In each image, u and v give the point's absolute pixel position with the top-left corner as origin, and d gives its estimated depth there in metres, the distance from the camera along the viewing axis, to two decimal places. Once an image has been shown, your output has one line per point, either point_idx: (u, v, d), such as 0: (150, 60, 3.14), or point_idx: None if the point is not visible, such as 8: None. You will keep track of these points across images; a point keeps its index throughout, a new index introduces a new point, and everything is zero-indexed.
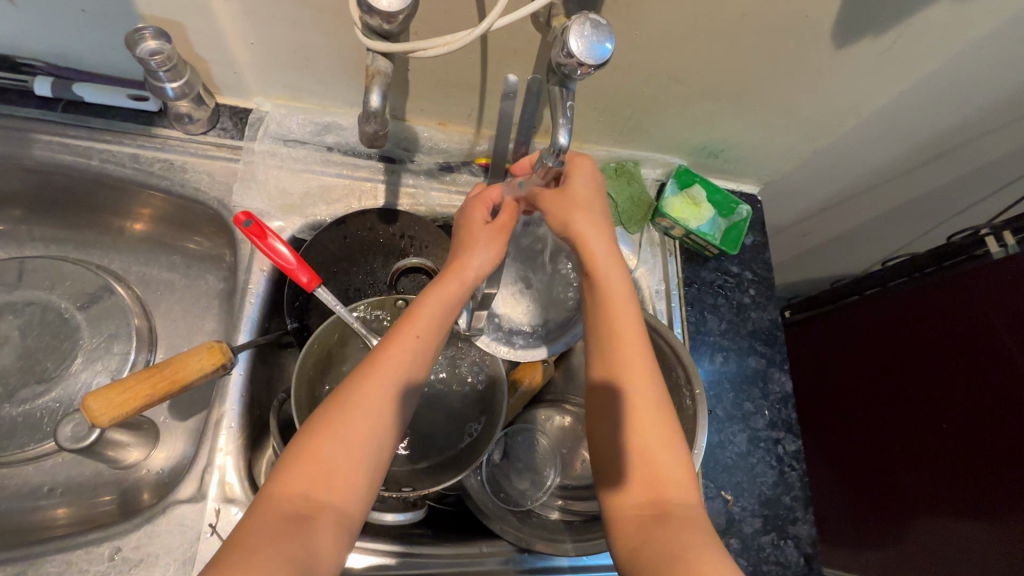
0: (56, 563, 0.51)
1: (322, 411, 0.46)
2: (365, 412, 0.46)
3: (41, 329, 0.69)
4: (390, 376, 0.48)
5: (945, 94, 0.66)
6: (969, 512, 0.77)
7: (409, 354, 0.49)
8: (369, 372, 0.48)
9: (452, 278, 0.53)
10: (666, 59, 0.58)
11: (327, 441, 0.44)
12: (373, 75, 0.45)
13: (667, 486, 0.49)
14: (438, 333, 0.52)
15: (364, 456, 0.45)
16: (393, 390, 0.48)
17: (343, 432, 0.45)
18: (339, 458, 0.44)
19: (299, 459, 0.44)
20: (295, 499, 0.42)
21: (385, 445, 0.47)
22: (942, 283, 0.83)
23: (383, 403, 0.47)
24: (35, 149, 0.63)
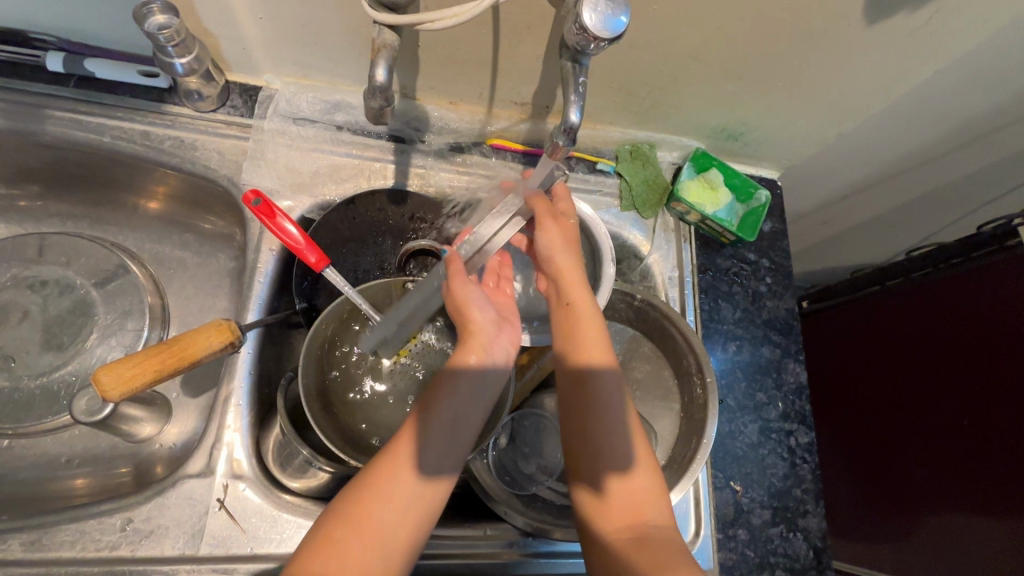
0: (69, 532, 0.52)
1: (350, 495, 0.48)
2: (394, 499, 0.47)
3: (57, 304, 0.70)
4: (417, 466, 0.48)
5: (984, 74, 0.62)
6: (987, 509, 0.75)
7: (438, 445, 0.49)
8: (398, 457, 0.48)
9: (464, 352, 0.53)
10: (686, 36, 0.56)
11: (353, 524, 0.46)
12: (379, 49, 0.44)
13: (644, 506, 0.52)
14: (466, 417, 0.51)
15: (393, 545, 0.46)
16: (421, 479, 0.48)
17: (371, 520, 0.46)
18: (366, 543, 0.45)
19: (328, 540, 0.45)
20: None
21: (414, 534, 0.47)
22: (970, 274, 0.80)
23: (413, 492, 0.48)
24: (49, 125, 0.63)
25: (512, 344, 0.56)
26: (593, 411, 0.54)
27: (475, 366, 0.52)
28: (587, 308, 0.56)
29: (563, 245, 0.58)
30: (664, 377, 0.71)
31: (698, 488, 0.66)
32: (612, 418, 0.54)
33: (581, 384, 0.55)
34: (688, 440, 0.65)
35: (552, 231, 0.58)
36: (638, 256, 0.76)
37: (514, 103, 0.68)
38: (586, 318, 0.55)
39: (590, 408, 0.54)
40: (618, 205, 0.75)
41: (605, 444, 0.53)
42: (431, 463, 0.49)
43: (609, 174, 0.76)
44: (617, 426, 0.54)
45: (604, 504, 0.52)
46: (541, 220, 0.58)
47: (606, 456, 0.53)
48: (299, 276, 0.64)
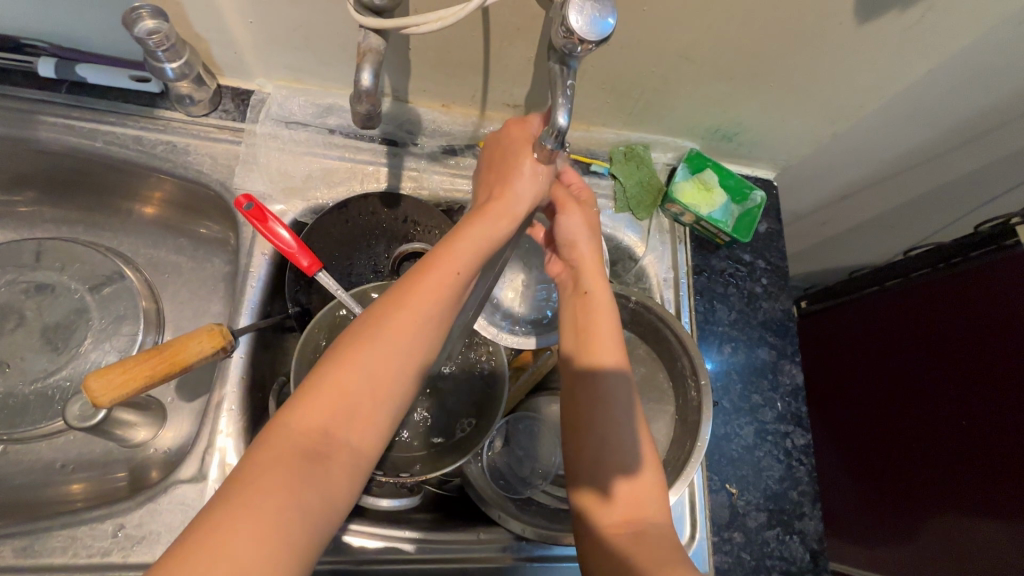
0: (61, 538, 0.52)
1: (342, 345, 0.41)
2: (395, 347, 0.41)
3: (52, 309, 0.70)
4: (422, 317, 0.42)
5: (979, 72, 0.62)
6: (987, 510, 0.75)
7: (440, 296, 0.43)
8: (404, 309, 0.42)
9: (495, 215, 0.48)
10: (677, 36, 0.56)
11: (346, 375, 0.39)
12: (364, 52, 0.44)
13: (641, 505, 0.51)
14: (473, 268, 0.46)
15: (388, 404, 0.41)
16: (426, 333, 0.43)
17: (366, 371, 0.40)
18: (362, 396, 0.39)
19: (319, 388, 0.39)
20: (310, 437, 0.37)
21: (409, 392, 0.42)
22: (968, 274, 0.79)
23: (416, 343, 0.42)
24: (41, 131, 0.63)
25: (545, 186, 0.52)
26: (599, 402, 0.53)
27: (502, 227, 0.48)
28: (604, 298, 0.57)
29: (585, 231, 0.58)
30: (659, 380, 0.71)
31: (693, 491, 0.66)
32: (617, 411, 0.53)
33: (587, 374, 0.54)
34: (682, 443, 0.65)
35: (576, 216, 0.58)
36: (632, 258, 0.76)
37: (506, 105, 0.67)
38: (602, 307, 0.56)
39: (598, 397, 0.54)
40: (612, 206, 0.75)
41: (608, 438, 0.52)
42: (435, 317, 0.43)
43: (603, 175, 0.76)
44: (621, 421, 0.53)
45: (597, 506, 0.51)
46: (564, 205, 0.58)
47: (608, 451, 0.52)
48: (292, 280, 0.64)
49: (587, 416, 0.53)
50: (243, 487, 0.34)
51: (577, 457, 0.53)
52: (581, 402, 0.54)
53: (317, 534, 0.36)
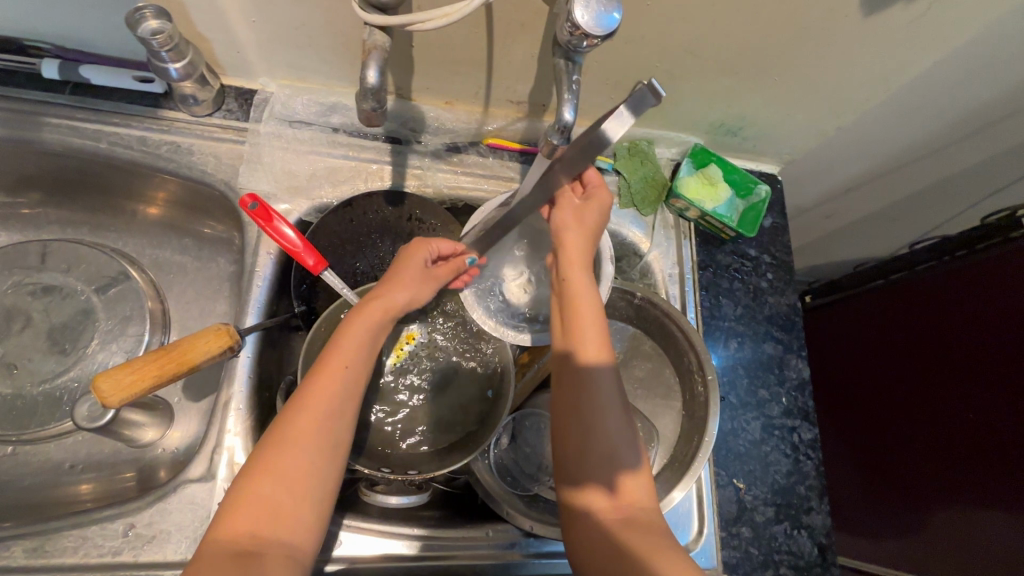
0: (72, 538, 0.52)
1: (255, 458, 0.46)
2: (301, 443, 0.47)
3: (59, 310, 0.70)
4: (319, 412, 0.48)
5: (985, 64, 0.62)
6: (993, 501, 0.75)
7: (331, 394, 0.49)
8: (303, 409, 0.48)
9: (373, 311, 0.55)
10: (682, 30, 0.56)
11: (262, 477, 0.45)
12: (369, 50, 0.44)
13: (634, 506, 0.52)
14: (360, 369, 0.52)
15: (308, 493, 0.46)
16: (329, 425, 0.48)
17: (280, 469, 0.45)
18: (280, 493, 0.45)
19: (240, 496, 0.44)
20: (240, 539, 0.42)
21: (327, 481, 0.47)
22: (976, 267, 0.79)
23: (322, 437, 0.48)
24: (46, 133, 0.63)
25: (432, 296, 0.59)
26: (587, 397, 0.54)
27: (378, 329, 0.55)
28: (584, 294, 0.55)
29: (578, 239, 0.56)
30: (665, 375, 0.71)
31: (701, 487, 0.66)
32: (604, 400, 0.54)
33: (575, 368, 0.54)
34: (689, 438, 0.65)
35: (566, 216, 0.56)
36: (637, 254, 0.75)
37: (510, 102, 0.67)
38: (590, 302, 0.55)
39: (586, 392, 0.54)
40: (617, 203, 0.75)
41: (595, 428, 0.53)
42: (335, 410, 0.49)
43: (608, 171, 0.75)
44: (609, 414, 0.53)
45: (597, 506, 0.52)
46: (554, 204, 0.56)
47: (603, 452, 0.53)
48: (298, 279, 0.64)
49: (574, 412, 0.54)
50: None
51: (561, 429, 0.54)
52: (569, 391, 0.54)
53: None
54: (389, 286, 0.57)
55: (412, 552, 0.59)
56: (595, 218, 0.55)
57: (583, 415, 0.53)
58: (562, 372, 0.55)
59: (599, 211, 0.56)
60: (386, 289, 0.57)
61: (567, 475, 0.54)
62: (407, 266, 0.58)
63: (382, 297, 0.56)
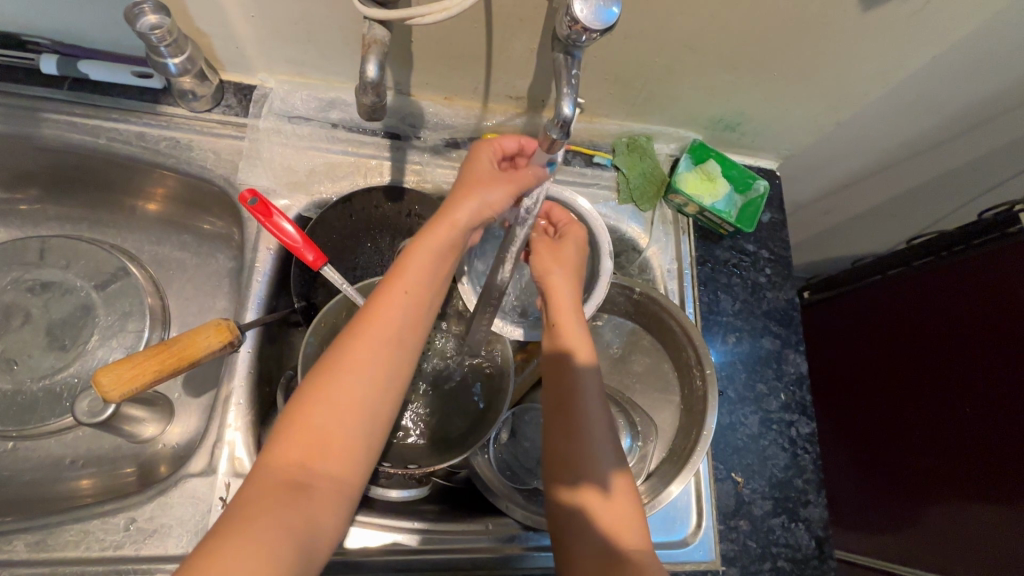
0: (74, 532, 0.53)
1: (310, 386, 0.46)
2: (357, 375, 0.46)
3: (58, 306, 0.70)
4: (377, 344, 0.47)
5: (983, 59, 0.62)
6: (989, 496, 0.75)
7: (389, 327, 0.48)
8: (363, 339, 0.47)
9: (444, 222, 0.51)
10: (681, 25, 0.56)
11: (318, 408, 0.45)
12: (369, 45, 0.44)
13: (623, 507, 0.52)
14: (424, 295, 0.50)
15: (360, 433, 0.46)
16: (389, 358, 0.48)
17: (338, 400, 0.45)
18: (333, 426, 0.45)
19: (297, 422, 0.45)
20: (293, 467, 0.43)
21: (381, 417, 0.47)
22: (973, 261, 0.79)
23: (377, 373, 0.47)
24: (45, 128, 0.63)
25: (507, 200, 0.54)
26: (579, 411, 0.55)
27: (446, 245, 0.51)
28: (570, 318, 0.56)
29: (556, 266, 0.58)
30: (664, 370, 0.71)
31: (699, 481, 0.66)
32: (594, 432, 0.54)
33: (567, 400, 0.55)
34: (687, 432, 0.66)
35: (541, 253, 0.59)
36: (636, 249, 0.76)
37: (509, 97, 0.67)
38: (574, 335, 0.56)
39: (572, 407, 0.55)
40: (616, 198, 0.75)
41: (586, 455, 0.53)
42: (392, 344, 0.48)
43: (607, 167, 0.76)
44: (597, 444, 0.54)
45: (595, 511, 0.52)
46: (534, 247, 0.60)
47: (591, 459, 0.53)
48: (297, 275, 0.64)
49: (565, 439, 0.54)
50: (238, 517, 0.40)
51: (553, 455, 0.55)
52: (559, 425, 0.55)
53: (315, 553, 0.42)
54: (456, 197, 0.52)
55: (412, 544, 0.60)
56: (572, 256, 0.59)
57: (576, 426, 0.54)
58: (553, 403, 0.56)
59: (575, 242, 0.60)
60: (453, 201, 0.52)
61: (564, 476, 0.53)
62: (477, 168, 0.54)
63: (447, 211, 0.52)
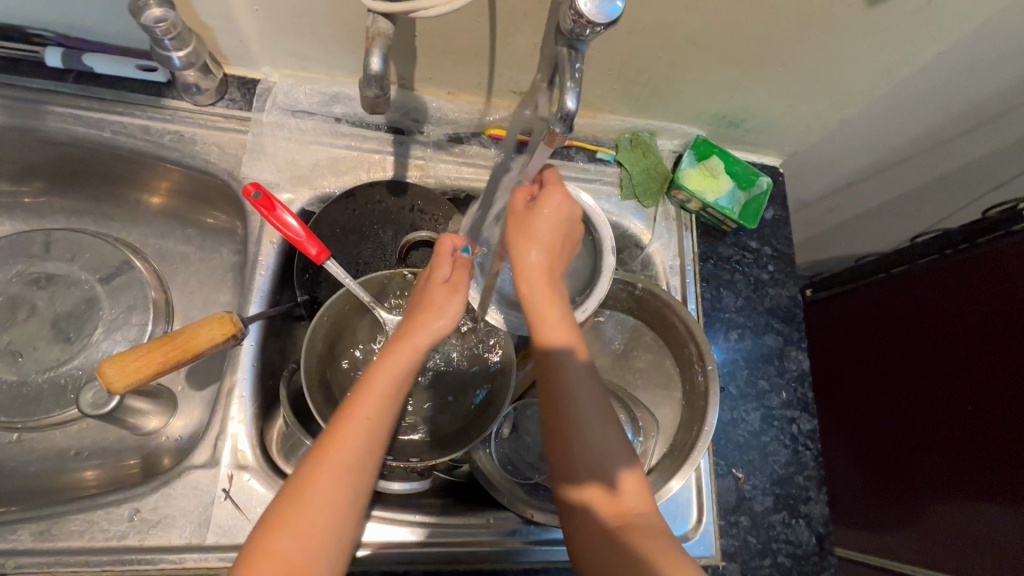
0: (78, 522, 0.53)
1: (272, 508, 0.46)
2: (320, 500, 0.46)
3: (63, 299, 0.71)
4: (338, 467, 0.47)
5: (989, 55, 0.61)
6: (991, 494, 0.75)
7: (352, 448, 0.48)
8: (320, 467, 0.47)
9: (404, 347, 0.51)
10: (685, 20, 0.55)
11: (279, 532, 0.45)
12: (373, 37, 0.44)
13: (629, 491, 0.52)
14: (385, 416, 0.50)
15: (325, 548, 0.45)
16: (348, 480, 0.47)
17: (298, 525, 0.45)
18: (296, 550, 0.44)
19: (257, 552, 0.44)
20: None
21: (343, 537, 0.47)
22: (978, 259, 0.79)
23: (339, 490, 0.47)
24: (49, 121, 0.63)
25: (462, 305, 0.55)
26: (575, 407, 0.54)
27: (407, 366, 0.51)
28: (553, 311, 0.53)
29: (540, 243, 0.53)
30: (666, 366, 0.71)
31: (700, 476, 0.66)
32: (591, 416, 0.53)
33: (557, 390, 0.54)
34: (689, 428, 0.66)
35: (521, 227, 0.53)
36: (638, 246, 0.76)
37: (512, 93, 0.67)
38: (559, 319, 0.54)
39: (566, 402, 0.53)
40: (619, 194, 0.75)
41: (586, 441, 0.53)
42: (355, 463, 0.48)
43: (610, 163, 0.76)
44: (596, 420, 0.54)
45: (597, 503, 0.52)
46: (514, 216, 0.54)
47: (592, 448, 0.53)
48: (300, 269, 0.64)
49: (561, 429, 0.53)
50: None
51: (552, 446, 0.54)
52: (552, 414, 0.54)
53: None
54: (412, 322, 0.53)
55: (417, 538, 0.60)
56: (553, 230, 0.53)
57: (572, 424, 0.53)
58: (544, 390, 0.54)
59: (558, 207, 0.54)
60: (410, 325, 0.53)
61: (566, 475, 0.53)
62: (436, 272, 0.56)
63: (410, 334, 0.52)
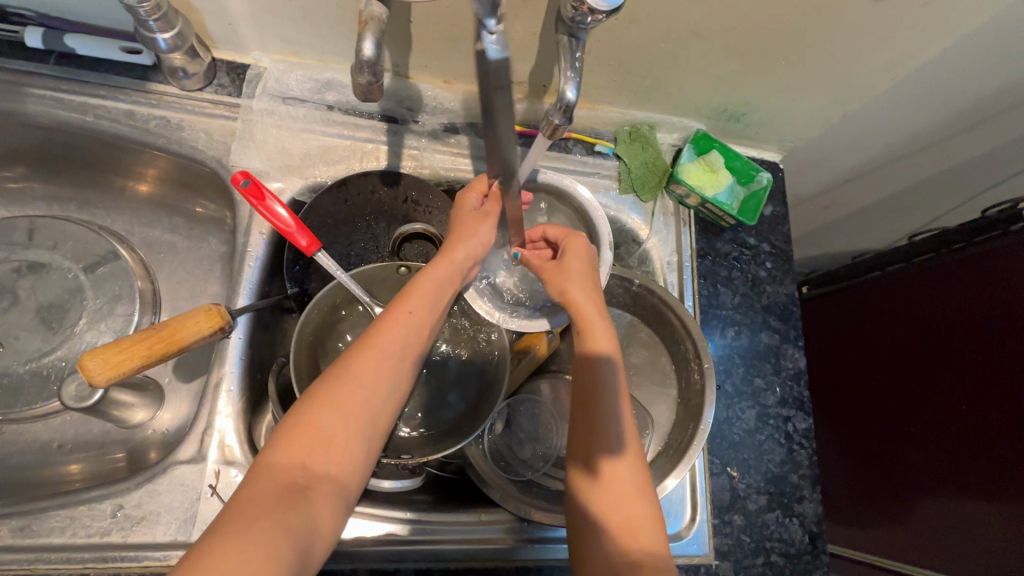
0: (60, 518, 0.52)
1: (312, 392, 0.47)
2: (362, 388, 0.47)
3: (45, 288, 0.69)
4: (386, 354, 0.49)
5: (994, 51, 0.60)
6: (984, 495, 0.75)
7: (399, 340, 0.50)
8: (370, 352, 0.49)
9: (444, 260, 0.55)
10: (688, 10, 0.54)
11: (323, 411, 0.45)
12: (366, 21, 0.42)
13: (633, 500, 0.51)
14: (425, 317, 0.53)
15: (361, 437, 0.46)
16: (393, 370, 0.49)
17: (341, 404, 0.46)
18: (336, 433, 0.45)
19: (298, 428, 0.44)
20: (293, 474, 0.43)
21: (379, 427, 0.48)
22: (977, 259, 0.78)
23: (382, 384, 0.48)
24: (29, 104, 0.61)
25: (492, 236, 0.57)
26: (603, 386, 0.54)
27: (447, 271, 0.55)
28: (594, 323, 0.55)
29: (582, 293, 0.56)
30: (662, 363, 0.70)
31: (694, 475, 0.66)
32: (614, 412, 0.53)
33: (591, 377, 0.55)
34: (684, 426, 0.65)
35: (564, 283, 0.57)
36: (636, 241, 0.75)
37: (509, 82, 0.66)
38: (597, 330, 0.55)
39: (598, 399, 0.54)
40: (617, 188, 0.74)
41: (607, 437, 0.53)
42: (399, 355, 0.50)
43: (608, 156, 0.74)
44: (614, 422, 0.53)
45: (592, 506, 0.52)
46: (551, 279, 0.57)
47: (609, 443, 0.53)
48: (290, 260, 0.63)
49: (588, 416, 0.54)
50: (234, 524, 0.39)
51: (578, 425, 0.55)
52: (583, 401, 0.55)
53: (310, 558, 0.41)
54: (453, 237, 0.56)
55: (400, 535, 0.59)
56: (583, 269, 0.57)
57: (598, 400, 0.54)
58: (580, 379, 0.56)
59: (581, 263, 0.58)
60: (451, 240, 0.56)
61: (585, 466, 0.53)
62: (461, 211, 0.57)
63: (448, 253, 0.55)
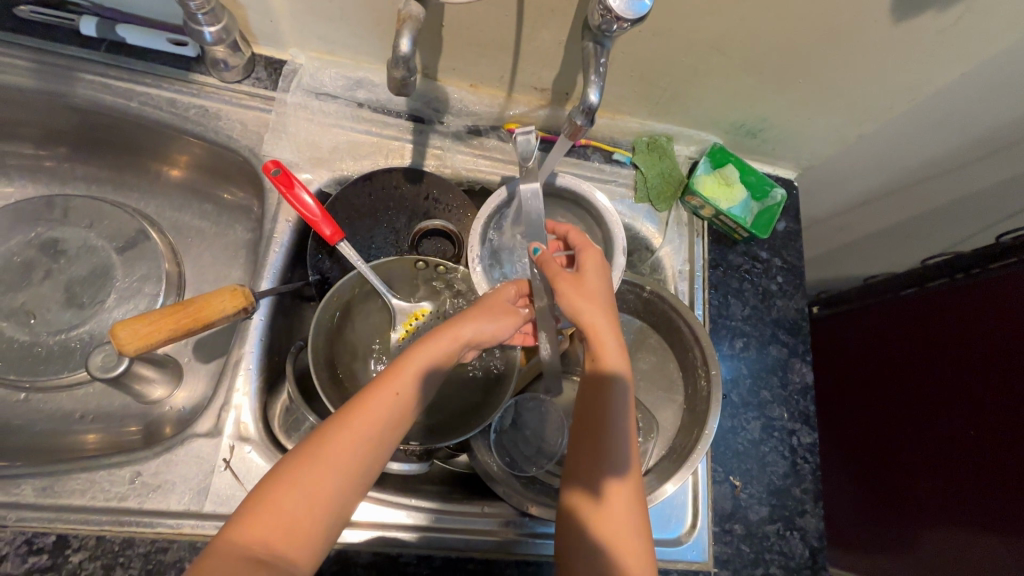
0: (80, 481, 0.54)
1: (287, 462, 0.46)
2: (333, 467, 0.46)
3: (79, 264, 0.72)
4: (363, 433, 0.47)
5: (1011, 79, 0.61)
6: (990, 522, 0.74)
7: (380, 420, 0.48)
8: (346, 430, 0.47)
9: (448, 333, 0.52)
10: (711, 25, 0.56)
11: (289, 487, 0.45)
12: (404, 19, 0.45)
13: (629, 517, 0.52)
14: (412, 401, 0.50)
15: (324, 517, 0.46)
16: (368, 449, 0.48)
17: (308, 483, 0.45)
18: (300, 512, 0.45)
19: (262, 505, 0.44)
20: (254, 548, 0.43)
21: (345, 506, 0.47)
22: (989, 285, 0.78)
23: (355, 464, 0.47)
24: (79, 88, 0.65)
25: (511, 332, 0.56)
26: (606, 429, 0.53)
27: (446, 351, 0.52)
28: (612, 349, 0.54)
29: (587, 303, 0.54)
30: (669, 369, 0.71)
31: (697, 481, 0.66)
32: (618, 427, 0.53)
33: (598, 398, 0.54)
34: (688, 432, 0.66)
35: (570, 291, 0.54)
36: (649, 249, 0.76)
37: (534, 88, 0.68)
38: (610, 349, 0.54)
39: (602, 419, 0.53)
40: (632, 196, 0.76)
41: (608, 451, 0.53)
42: (376, 435, 0.48)
43: (625, 164, 0.76)
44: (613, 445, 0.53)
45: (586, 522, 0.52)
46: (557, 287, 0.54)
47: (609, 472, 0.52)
48: (314, 249, 0.65)
49: (591, 441, 0.54)
50: None
51: (578, 443, 0.55)
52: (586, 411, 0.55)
53: None
54: (465, 315, 0.54)
55: (403, 520, 0.60)
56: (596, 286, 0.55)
57: (602, 425, 0.53)
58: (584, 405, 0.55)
59: (595, 272, 0.56)
60: (459, 317, 0.53)
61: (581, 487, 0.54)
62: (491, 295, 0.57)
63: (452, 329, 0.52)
